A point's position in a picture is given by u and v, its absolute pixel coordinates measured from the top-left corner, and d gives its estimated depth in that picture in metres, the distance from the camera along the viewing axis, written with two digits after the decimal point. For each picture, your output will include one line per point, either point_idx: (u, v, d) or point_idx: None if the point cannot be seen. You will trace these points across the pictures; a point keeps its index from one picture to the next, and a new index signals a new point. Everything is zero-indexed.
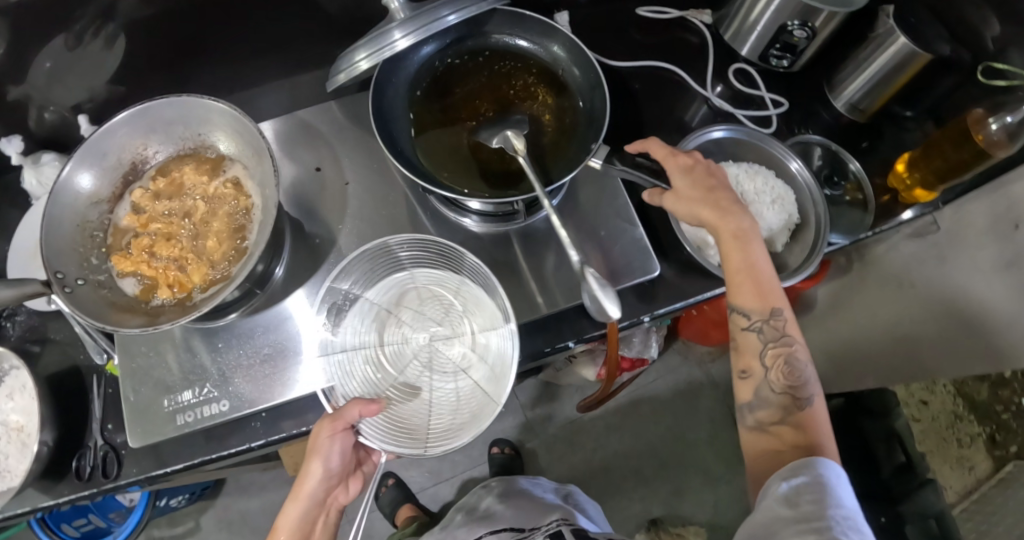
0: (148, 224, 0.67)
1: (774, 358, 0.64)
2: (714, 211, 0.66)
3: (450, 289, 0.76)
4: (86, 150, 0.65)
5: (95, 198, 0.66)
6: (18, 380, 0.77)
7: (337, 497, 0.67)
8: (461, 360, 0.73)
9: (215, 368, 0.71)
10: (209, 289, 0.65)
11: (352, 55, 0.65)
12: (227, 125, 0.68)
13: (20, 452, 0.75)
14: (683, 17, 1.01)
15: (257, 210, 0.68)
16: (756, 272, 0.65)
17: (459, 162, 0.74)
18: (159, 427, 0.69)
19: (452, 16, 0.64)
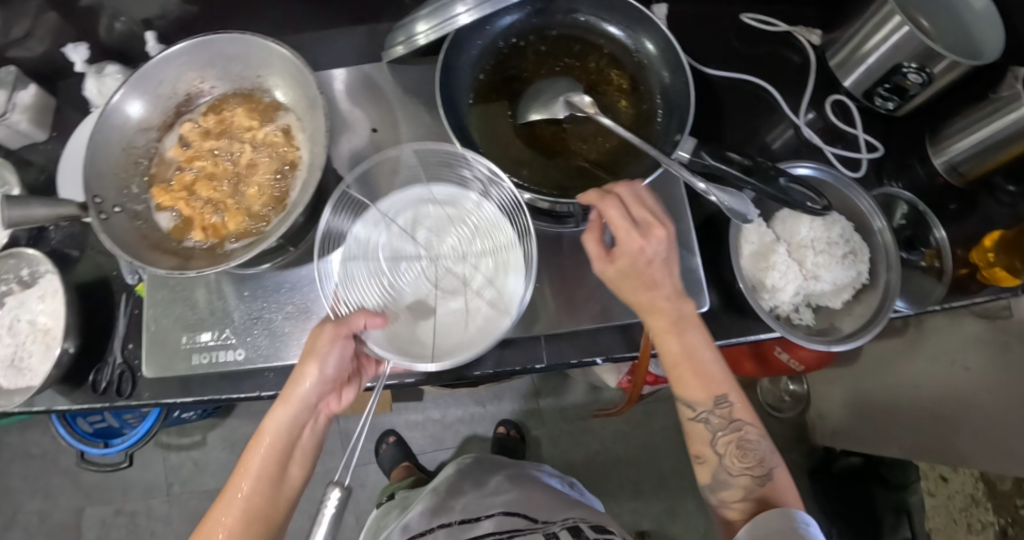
0: (192, 160, 0.66)
1: (726, 446, 0.60)
2: (649, 305, 0.59)
3: (465, 208, 0.71)
4: (142, 77, 0.64)
5: (146, 125, 0.66)
6: (50, 283, 0.79)
7: (329, 405, 0.64)
8: (479, 276, 0.69)
9: (237, 314, 0.71)
10: (241, 239, 0.63)
11: (413, 25, 0.65)
12: (286, 72, 0.65)
13: (42, 353, 0.78)
14: (790, 32, 0.92)
15: (301, 167, 0.65)
16: (695, 362, 0.59)
17: (524, 152, 0.67)
18: (174, 362, 0.70)
19: None
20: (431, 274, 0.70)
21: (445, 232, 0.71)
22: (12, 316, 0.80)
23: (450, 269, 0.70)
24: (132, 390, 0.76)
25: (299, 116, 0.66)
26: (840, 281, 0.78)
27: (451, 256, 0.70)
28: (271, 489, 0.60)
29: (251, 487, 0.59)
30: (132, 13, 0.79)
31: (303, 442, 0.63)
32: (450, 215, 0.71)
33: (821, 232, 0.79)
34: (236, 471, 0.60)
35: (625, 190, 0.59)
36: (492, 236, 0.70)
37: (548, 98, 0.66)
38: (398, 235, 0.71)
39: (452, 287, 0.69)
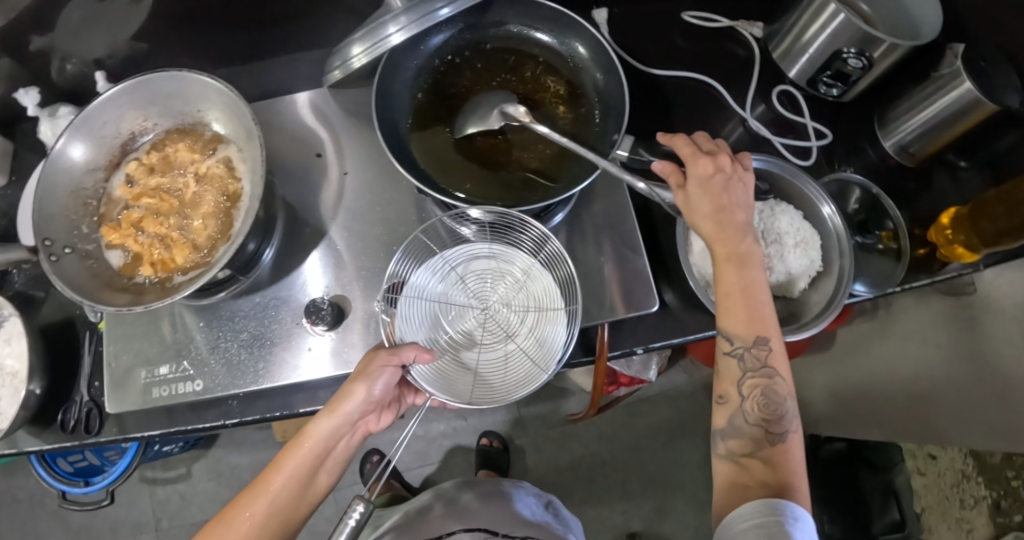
0: (139, 197, 0.67)
1: (751, 389, 0.59)
2: (714, 227, 0.60)
3: (518, 265, 0.72)
4: (84, 121, 0.65)
5: (94, 167, 0.67)
6: (15, 326, 0.80)
7: (368, 422, 0.68)
8: (524, 332, 0.70)
9: (196, 346, 0.72)
10: (190, 272, 0.64)
11: (347, 49, 0.66)
12: (223, 104, 0.66)
13: (11, 397, 0.78)
14: (732, 27, 0.93)
15: (244, 198, 0.66)
16: (753, 298, 0.59)
17: (464, 164, 0.68)
18: (132, 397, 0.70)
19: (444, 9, 0.63)
20: (480, 319, 0.71)
21: (498, 284, 0.72)
22: None
23: (500, 320, 0.71)
24: (98, 428, 0.77)
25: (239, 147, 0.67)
26: (795, 270, 0.79)
27: (501, 304, 0.71)
28: (299, 491, 0.63)
29: (281, 485, 0.62)
30: (81, 55, 0.80)
31: (335, 455, 0.66)
32: (506, 273, 0.73)
33: (772, 223, 0.80)
34: (270, 466, 0.63)
35: (684, 138, 0.66)
36: (538, 290, 0.71)
37: (484, 110, 0.67)
38: (454, 281, 0.72)
39: (497, 334, 0.71)
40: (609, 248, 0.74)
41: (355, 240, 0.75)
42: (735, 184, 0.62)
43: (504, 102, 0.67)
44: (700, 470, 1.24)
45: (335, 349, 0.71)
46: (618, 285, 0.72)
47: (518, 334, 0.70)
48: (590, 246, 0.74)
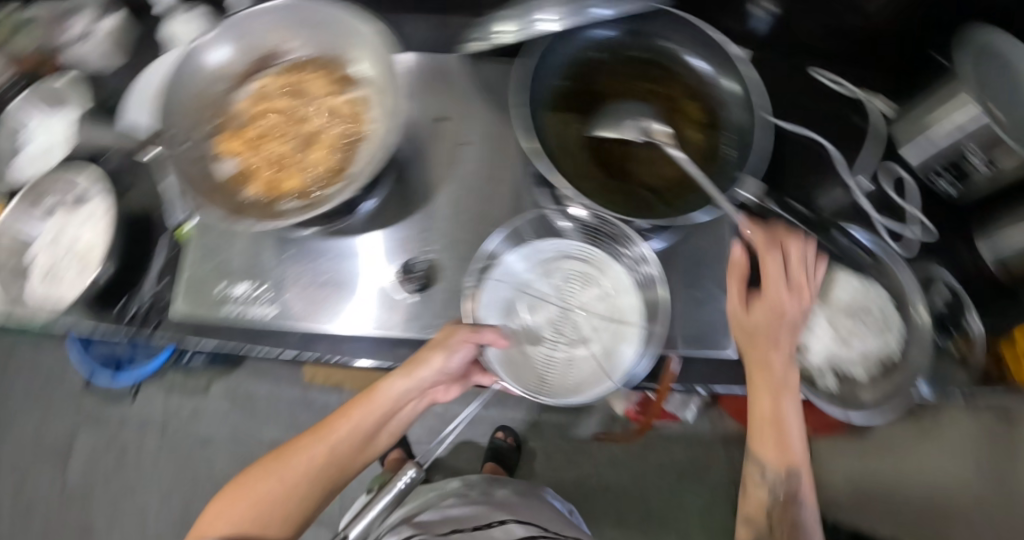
0: (265, 114, 0.67)
1: (781, 512, 0.65)
2: (759, 350, 0.66)
3: (604, 269, 0.71)
4: (232, 26, 0.65)
5: (225, 73, 0.66)
6: (97, 206, 0.81)
7: (437, 392, 0.70)
8: (596, 338, 0.69)
9: (275, 273, 0.72)
10: (297, 200, 0.62)
11: (493, 23, 0.67)
12: (369, 44, 0.64)
13: (77, 273, 0.80)
14: (860, 98, 0.91)
15: (365, 142, 0.64)
16: (783, 430, 0.65)
17: (589, 164, 0.66)
18: (205, 307, 0.72)
19: (600, 9, 0.65)
20: (556, 316, 0.71)
21: (581, 285, 0.71)
22: (58, 234, 0.82)
23: (575, 321, 0.70)
24: (157, 325, 0.77)
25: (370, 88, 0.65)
26: (867, 352, 0.78)
27: (582, 305, 0.71)
28: (360, 444, 0.64)
29: (347, 433, 0.64)
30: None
31: (399, 416, 0.69)
32: (593, 275, 0.71)
33: (856, 301, 0.80)
34: (339, 413, 0.65)
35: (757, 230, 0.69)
36: (618, 300, 0.70)
37: (618, 123, 0.68)
38: (540, 272, 0.72)
39: (570, 335, 0.70)
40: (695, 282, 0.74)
41: (451, 210, 0.74)
42: (790, 316, 0.67)
43: (645, 118, 0.69)
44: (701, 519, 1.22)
45: (408, 309, 0.71)
46: (694, 323, 0.73)
47: (592, 340, 0.69)
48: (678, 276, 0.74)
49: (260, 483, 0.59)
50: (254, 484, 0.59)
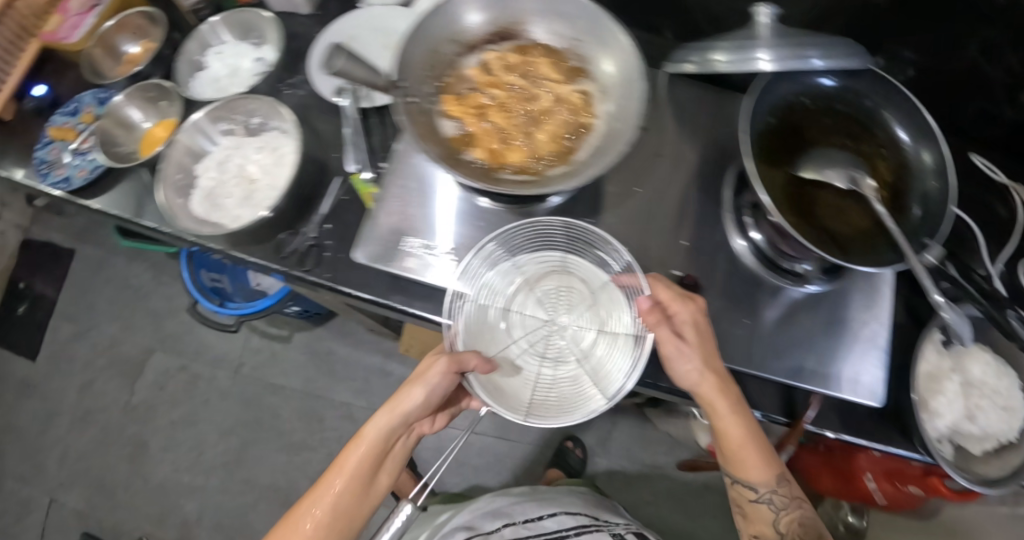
0: (489, 87, 0.66)
1: (788, 525, 0.71)
2: (714, 387, 0.66)
3: (588, 286, 0.74)
4: None
5: (459, 39, 0.66)
6: (273, 139, 0.84)
7: (422, 426, 0.74)
8: (586, 366, 0.72)
9: (467, 239, 0.75)
10: (517, 175, 0.62)
11: (710, 50, 0.73)
12: (609, 43, 0.64)
13: (242, 199, 0.82)
14: (1008, 187, 0.91)
15: (593, 135, 0.64)
16: (766, 454, 0.70)
17: (788, 197, 0.69)
18: (390, 256, 0.74)
19: (817, 61, 0.70)
20: (535, 336, 0.73)
21: (569, 304, 0.74)
22: (231, 155, 0.84)
23: (562, 342, 0.73)
24: (314, 266, 0.78)
25: (604, 84, 0.65)
26: (990, 430, 0.77)
27: (566, 324, 0.73)
28: (360, 489, 0.68)
29: (342, 489, 0.67)
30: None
31: (394, 450, 0.71)
32: (575, 286, 0.74)
33: (990, 378, 0.79)
34: (332, 466, 0.68)
35: (663, 278, 0.69)
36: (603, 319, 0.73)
37: (830, 168, 0.70)
38: (522, 287, 0.74)
39: (556, 357, 0.72)
40: (850, 331, 0.75)
41: (622, 216, 0.78)
42: (682, 347, 0.67)
43: (858, 174, 0.70)
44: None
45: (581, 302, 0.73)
46: (847, 367, 0.74)
47: (578, 360, 0.72)
48: (835, 319, 0.76)
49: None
50: None
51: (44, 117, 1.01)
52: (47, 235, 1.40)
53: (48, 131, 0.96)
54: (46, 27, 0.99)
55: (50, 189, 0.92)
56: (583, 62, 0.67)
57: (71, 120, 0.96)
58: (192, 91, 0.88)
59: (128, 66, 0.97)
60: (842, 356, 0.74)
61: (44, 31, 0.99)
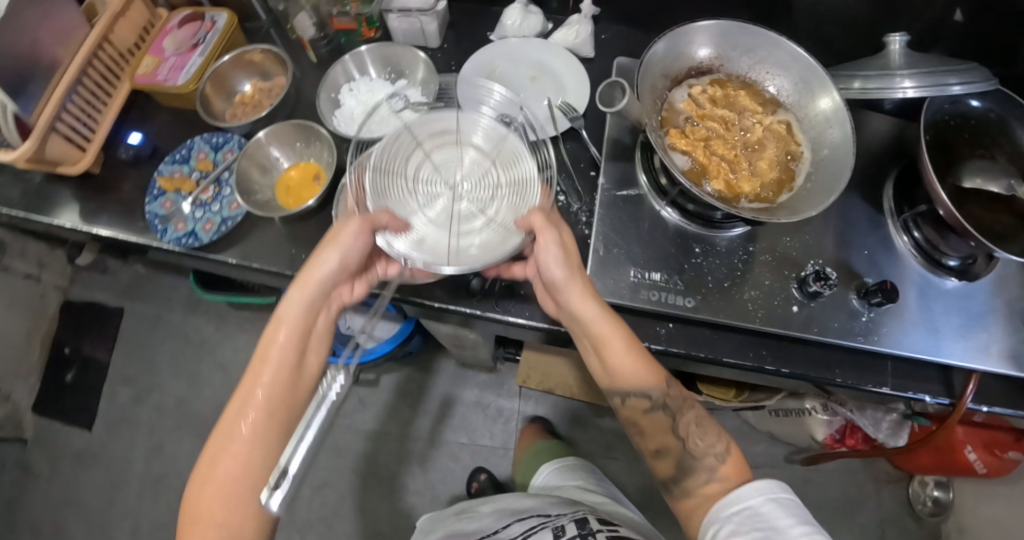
0: (701, 119, 0.70)
1: (687, 428, 0.72)
2: (582, 293, 0.67)
3: (456, 125, 0.75)
4: (683, 34, 0.70)
5: (666, 75, 0.71)
6: None
7: (342, 294, 0.73)
8: (486, 204, 0.73)
9: (689, 267, 0.72)
10: (752, 202, 0.66)
11: (850, 80, 0.81)
12: (807, 77, 0.69)
13: None
14: None
15: (804, 163, 0.68)
16: (631, 352, 0.69)
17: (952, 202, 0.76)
18: (620, 291, 0.70)
19: (957, 86, 0.74)
20: (450, 215, 0.72)
21: (466, 161, 0.75)
22: None
23: (459, 191, 0.73)
24: (510, 305, 0.76)
25: (806, 115, 0.70)
26: None
27: (468, 181, 0.74)
28: (292, 374, 0.67)
29: (263, 393, 0.66)
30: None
31: (320, 325, 0.71)
32: (471, 137, 0.75)
33: None
34: (248, 374, 0.67)
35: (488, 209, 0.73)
36: (504, 166, 0.74)
37: (990, 176, 0.76)
38: (413, 147, 0.75)
39: (461, 214, 0.73)
40: (1007, 316, 0.78)
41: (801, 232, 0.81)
42: (552, 248, 0.67)
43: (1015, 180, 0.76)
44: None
45: (812, 312, 0.72)
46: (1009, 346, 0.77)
47: (497, 194, 0.73)
48: (992, 308, 0.79)
49: (220, 520, 0.61)
50: (211, 506, 0.61)
51: (140, 167, 0.92)
52: (92, 295, 1.41)
53: (156, 182, 0.86)
54: (140, 69, 0.92)
55: (172, 245, 0.82)
56: (780, 96, 0.72)
57: (183, 169, 0.88)
58: (337, 127, 0.84)
59: (242, 107, 0.91)
60: (1005, 338, 0.78)
61: (139, 74, 0.91)
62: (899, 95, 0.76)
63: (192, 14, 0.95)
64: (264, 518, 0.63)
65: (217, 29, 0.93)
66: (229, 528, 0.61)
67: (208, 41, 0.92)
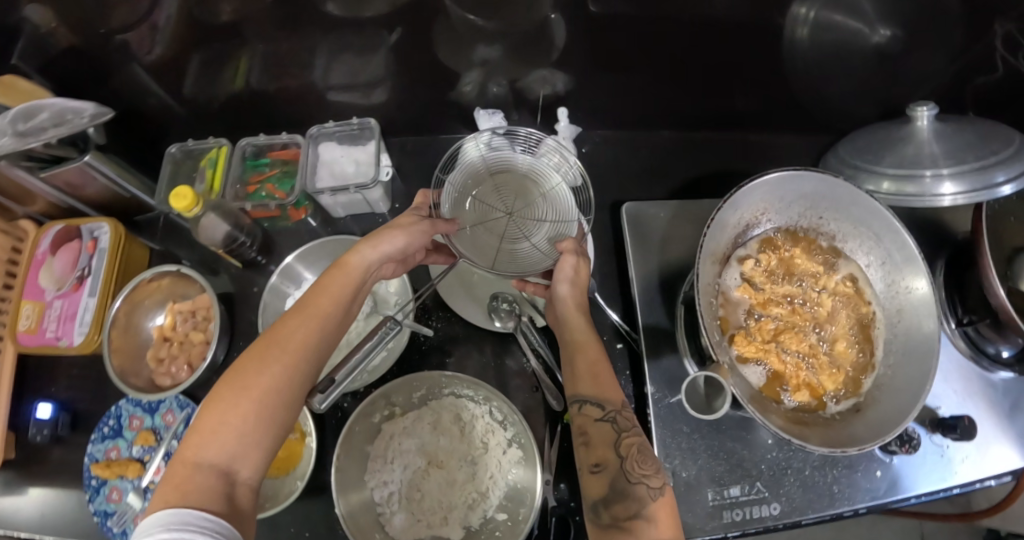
0: (766, 306, 0.62)
1: (629, 447, 0.52)
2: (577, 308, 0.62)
3: (522, 162, 0.77)
4: (731, 210, 0.57)
5: (713, 261, 0.58)
6: (442, 406, 0.68)
7: (387, 269, 0.62)
8: (534, 232, 0.74)
9: (762, 465, 0.64)
10: (842, 399, 0.60)
11: (874, 179, 0.70)
12: (871, 231, 0.60)
13: (442, 494, 0.65)
14: None
15: (879, 325, 0.62)
16: (598, 368, 0.57)
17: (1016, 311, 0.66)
18: (703, 522, 0.61)
19: (1005, 181, 0.63)
20: (495, 222, 0.74)
21: (521, 197, 0.76)
22: (398, 439, 0.66)
23: (510, 220, 0.75)
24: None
25: (872, 263, 0.62)
26: None
27: (522, 212, 0.75)
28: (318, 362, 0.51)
29: (332, 308, 0.53)
30: (557, 82, 0.79)
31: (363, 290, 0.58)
32: (534, 176, 0.77)
33: None
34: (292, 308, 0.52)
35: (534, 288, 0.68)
36: (555, 204, 0.75)
37: None
38: (476, 172, 0.76)
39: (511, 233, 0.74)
40: None
41: None
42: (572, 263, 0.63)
43: None
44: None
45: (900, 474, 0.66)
46: None
47: (542, 225, 0.74)
48: None
49: (269, 383, 0.47)
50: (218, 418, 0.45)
51: (65, 442, 0.74)
52: None
53: (90, 471, 0.70)
54: (18, 324, 0.72)
55: None
56: (839, 241, 0.63)
57: (121, 446, 0.71)
58: None
59: (162, 345, 0.74)
60: None
61: (19, 332, 0.72)
62: (938, 201, 0.66)
63: (63, 232, 0.75)
64: (274, 425, 0.46)
65: (102, 249, 0.74)
66: (213, 468, 0.43)
67: (96, 268, 0.74)
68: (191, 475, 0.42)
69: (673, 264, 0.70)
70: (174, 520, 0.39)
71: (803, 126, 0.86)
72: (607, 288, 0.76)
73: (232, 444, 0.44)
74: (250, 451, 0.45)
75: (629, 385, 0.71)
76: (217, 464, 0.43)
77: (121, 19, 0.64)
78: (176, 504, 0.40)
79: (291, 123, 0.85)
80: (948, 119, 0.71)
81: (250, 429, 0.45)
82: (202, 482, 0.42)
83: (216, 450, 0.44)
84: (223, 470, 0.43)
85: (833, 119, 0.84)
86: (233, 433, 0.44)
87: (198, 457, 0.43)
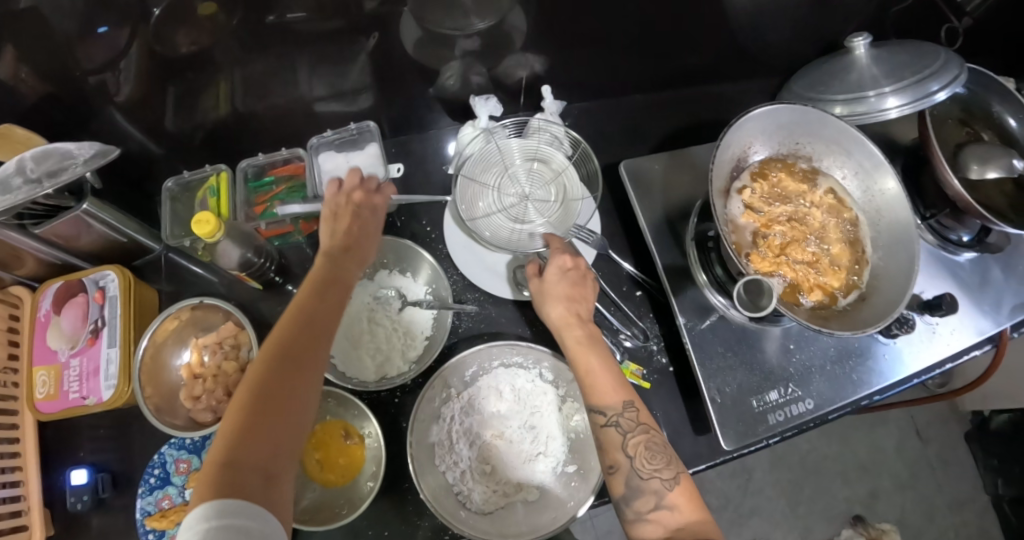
0: (769, 225, 0.69)
1: (636, 447, 0.57)
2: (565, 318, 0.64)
3: (541, 150, 0.81)
4: (725, 145, 0.64)
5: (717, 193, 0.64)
6: (494, 379, 0.70)
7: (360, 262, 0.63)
8: (531, 212, 0.79)
9: (791, 368, 0.70)
10: (849, 294, 0.67)
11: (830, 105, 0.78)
12: (846, 145, 0.68)
13: (513, 459, 0.68)
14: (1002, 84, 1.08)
15: (863, 226, 0.70)
16: (595, 374, 0.61)
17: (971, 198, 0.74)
18: (752, 427, 0.67)
19: (939, 89, 0.73)
20: (514, 206, 0.79)
21: (530, 177, 0.81)
22: (458, 419, 0.68)
23: (513, 195, 0.79)
24: None
25: (848, 175, 0.71)
26: None
27: (529, 189, 0.80)
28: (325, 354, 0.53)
29: (324, 303, 0.55)
30: (534, 63, 0.83)
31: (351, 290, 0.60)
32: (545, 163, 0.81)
33: None
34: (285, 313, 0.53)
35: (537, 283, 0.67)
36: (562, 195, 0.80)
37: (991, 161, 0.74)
38: (487, 143, 0.81)
39: (510, 204, 0.79)
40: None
41: None
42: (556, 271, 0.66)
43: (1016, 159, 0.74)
44: (960, 486, 1.24)
45: (906, 354, 0.74)
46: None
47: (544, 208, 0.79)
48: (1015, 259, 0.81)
49: (292, 392, 0.48)
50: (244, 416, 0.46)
51: (105, 506, 0.73)
52: None
53: (145, 523, 0.69)
54: (35, 393, 0.70)
55: None
56: (817, 160, 0.72)
57: (171, 492, 0.71)
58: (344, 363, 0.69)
59: (192, 380, 0.72)
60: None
61: (37, 401, 0.70)
62: (885, 115, 0.75)
63: (65, 288, 0.73)
64: (294, 413, 0.48)
65: (111, 297, 0.73)
66: (251, 470, 0.44)
67: (109, 317, 0.73)
68: (228, 486, 0.42)
69: (676, 209, 0.76)
70: (212, 512, 0.40)
71: (755, 73, 0.95)
72: (617, 244, 0.81)
73: (264, 445, 0.45)
74: (282, 449, 0.46)
75: (656, 325, 0.76)
76: (254, 466, 0.44)
77: (92, 61, 0.62)
78: (220, 498, 0.41)
79: (279, 143, 0.85)
80: (881, 45, 0.80)
81: (279, 430, 0.46)
82: (244, 483, 0.43)
83: (247, 456, 0.44)
84: (261, 470, 0.44)
85: (780, 64, 0.93)
86: (268, 435, 0.45)
87: (231, 464, 0.43)
